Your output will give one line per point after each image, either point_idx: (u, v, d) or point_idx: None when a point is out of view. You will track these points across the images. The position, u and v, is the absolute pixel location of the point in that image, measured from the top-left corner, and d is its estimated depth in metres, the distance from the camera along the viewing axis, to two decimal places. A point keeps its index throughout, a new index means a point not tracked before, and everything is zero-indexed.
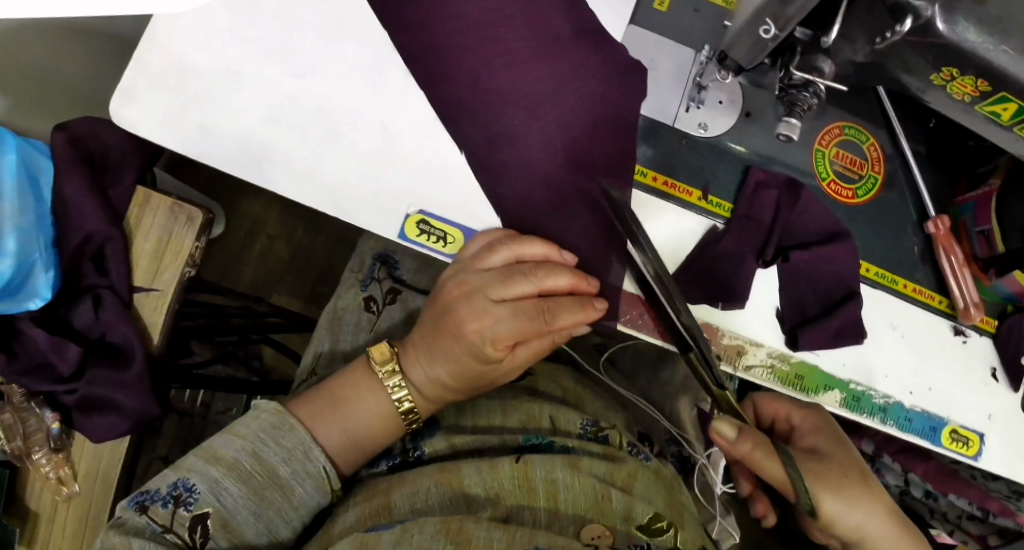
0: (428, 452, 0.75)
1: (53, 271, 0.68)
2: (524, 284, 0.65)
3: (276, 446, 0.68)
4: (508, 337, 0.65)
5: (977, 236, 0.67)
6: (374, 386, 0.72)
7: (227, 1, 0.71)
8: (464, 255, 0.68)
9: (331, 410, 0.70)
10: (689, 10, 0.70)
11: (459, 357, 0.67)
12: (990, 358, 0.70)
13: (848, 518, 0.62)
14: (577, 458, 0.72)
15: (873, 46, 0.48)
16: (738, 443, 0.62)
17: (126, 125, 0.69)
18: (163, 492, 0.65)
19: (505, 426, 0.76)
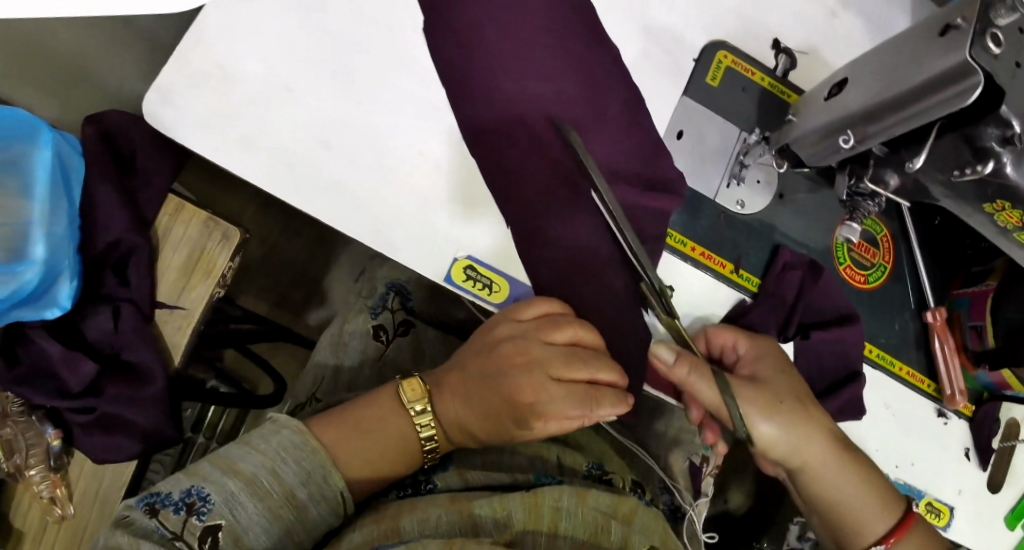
0: (440, 485, 0.74)
1: (77, 280, 0.64)
2: (580, 368, 0.65)
3: (294, 465, 0.65)
4: (557, 416, 0.64)
5: (970, 330, 0.74)
6: (400, 416, 0.70)
7: (281, 12, 0.69)
8: (525, 325, 0.66)
9: (350, 435, 0.68)
10: (736, 89, 0.73)
11: (499, 420, 0.66)
12: (965, 439, 0.76)
13: (781, 441, 0.67)
14: (583, 490, 0.72)
15: (954, 177, 0.51)
16: (675, 369, 0.64)
17: (162, 124, 0.66)
18: (175, 497, 0.62)
19: (515, 465, 0.77)
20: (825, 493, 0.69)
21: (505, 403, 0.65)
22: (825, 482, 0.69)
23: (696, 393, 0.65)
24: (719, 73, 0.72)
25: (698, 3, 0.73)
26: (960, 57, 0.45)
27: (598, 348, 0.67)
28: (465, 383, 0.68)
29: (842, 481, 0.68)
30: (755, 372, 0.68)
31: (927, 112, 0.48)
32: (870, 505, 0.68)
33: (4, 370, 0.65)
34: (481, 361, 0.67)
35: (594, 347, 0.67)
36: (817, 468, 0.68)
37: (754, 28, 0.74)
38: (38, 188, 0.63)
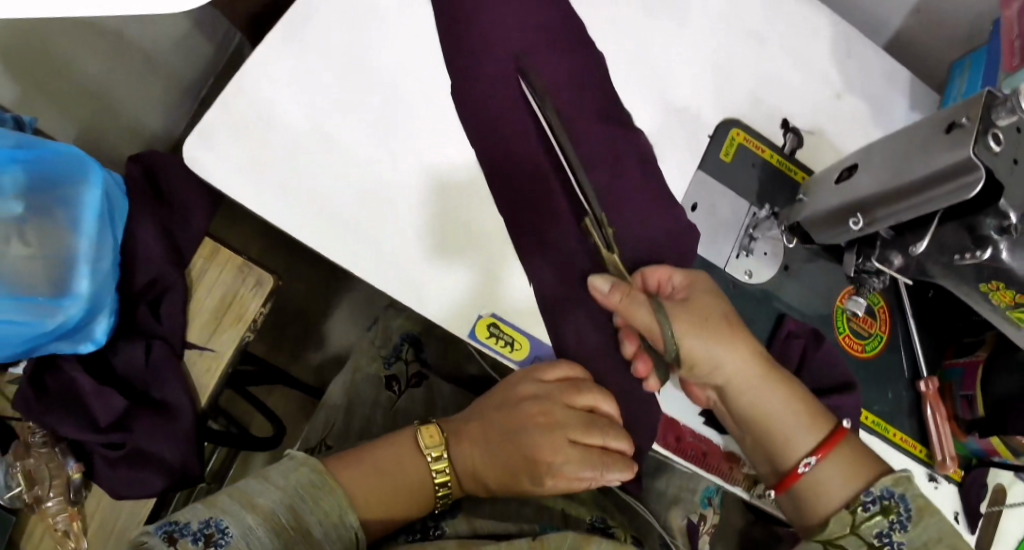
0: (449, 530, 0.76)
1: (114, 317, 0.67)
2: (596, 435, 0.68)
3: (312, 504, 0.65)
4: (569, 477, 0.68)
5: (960, 399, 0.77)
6: (417, 461, 0.71)
7: (326, 71, 0.73)
8: (550, 387, 0.69)
9: (363, 472, 0.69)
10: (749, 166, 0.78)
11: (514, 473, 0.70)
12: (955, 504, 0.80)
13: (708, 354, 0.67)
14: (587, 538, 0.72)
15: (955, 260, 0.56)
16: (608, 296, 0.66)
17: (202, 167, 0.70)
18: (193, 528, 0.61)
19: (522, 515, 0.78)
20: (754, 409, 0.68)
21: (525, 461, 0.69)
22: (740, 389, 0.68)
23: (632, 319, 0.66)
24: (733, 150, 0.77)
25: (712, 82, 0.78)
26: (963, 154, 0.50)
27: (615, 418, 0.70)
28: (487, 438, 0.71)
29: (767, 396, 0.68)
30: (688, 295, 0.68)
31: (935, 200, 0.53)
32: (796, 426, 0.68)
33: (32, 398, 0.66)
34: (502, 417, 0.71)
35: (611, 415, 0.70)
36: (744, 382, 0.68)
37: (763, 107, 0.79)
38: (87, 225, 0.65)
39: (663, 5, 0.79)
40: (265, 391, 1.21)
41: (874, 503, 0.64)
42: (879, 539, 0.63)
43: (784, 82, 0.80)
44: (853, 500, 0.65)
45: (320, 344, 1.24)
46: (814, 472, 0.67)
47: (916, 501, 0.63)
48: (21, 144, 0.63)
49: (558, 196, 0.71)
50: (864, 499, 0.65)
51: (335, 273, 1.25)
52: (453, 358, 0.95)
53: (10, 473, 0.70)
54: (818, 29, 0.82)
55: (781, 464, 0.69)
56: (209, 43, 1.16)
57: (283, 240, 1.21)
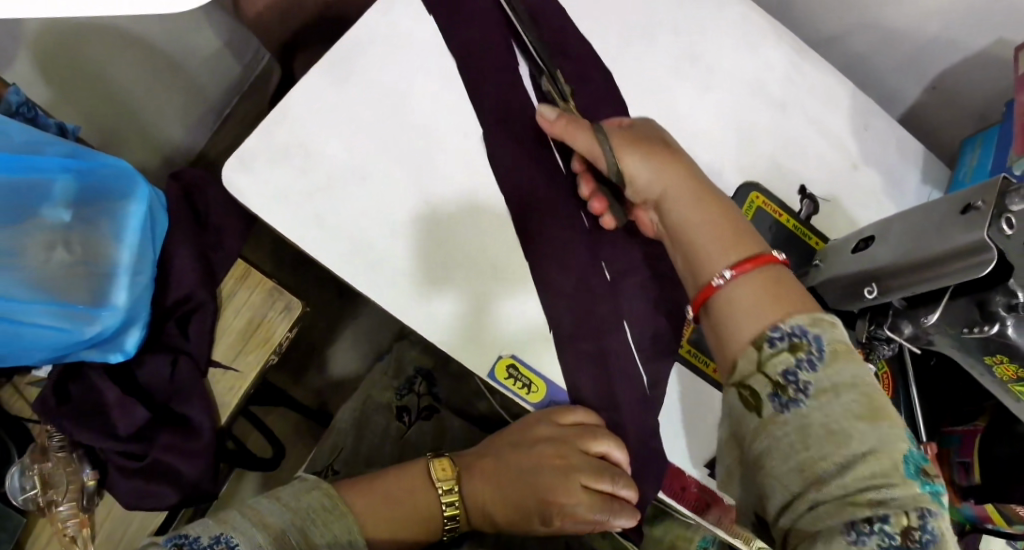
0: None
1: (144, 330, 0.68)
2: (606, 481, 0.71)
3: (328, 528, 0.65)
4: (577, 519, 0.71)
5: (957, 464, 0.80)
6: (428, 491, 0.73)
7: (365, 109, 0.75)
8: (566, 430, 0.72)
9: (377, 499, 0.70)
10: (764, 229, 0.81)
11: (526, 509, 0.73)
12: None
13: (643, 171, 0.70)
14: None
15: (964, 332, 0.59)
16: (555, 123, 0.72)
17: (237, 191, 0.72)
18: (202, 542, 0.59)
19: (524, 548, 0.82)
20: (686, 223, 0.68)
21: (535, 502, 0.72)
22: (672, 202, 0.69)
23: (574, 143, 0.72)
24: (751, 212, 0.80)
25: (733, 146, 0.82)
26: (978, 236, 0.53)
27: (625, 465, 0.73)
28: (498, 477, 0.74)
29: (698, 212, 0.68)
30: (633, 125, 0.72)
31: (946, 278, 0.56)
32: (718, 242, 0.66)
33: (55, 407, 0.67)
34: (517, 456, 0.74)
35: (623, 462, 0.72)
36: (677, 196, 0.69)
37: (780, 172, 0.82)
38: (130, 238, 0.67)
39: (690, 70, 0.83)
40: (264, 408, 1.22)
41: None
42: (783, 376, 0.58)
43: (801, 149, 0.83)
44: (761, 335, 0.60)
45: (323, 366, 1.25)
46: (730, 287, 0.64)
47: (832, 344, 0.58)
48: (74, 154, 0.66)
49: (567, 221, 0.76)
50: (771, 334, 0.60)
51: (343, 297, 1.27)
52: (463, 396, 0.96)
53: (25, 475, 0.70)
54: (836, 103, 0.86)
55: (702, 278, 0.66)
56: (238, 66, 1.19)
57: (293, 259, 1.23)
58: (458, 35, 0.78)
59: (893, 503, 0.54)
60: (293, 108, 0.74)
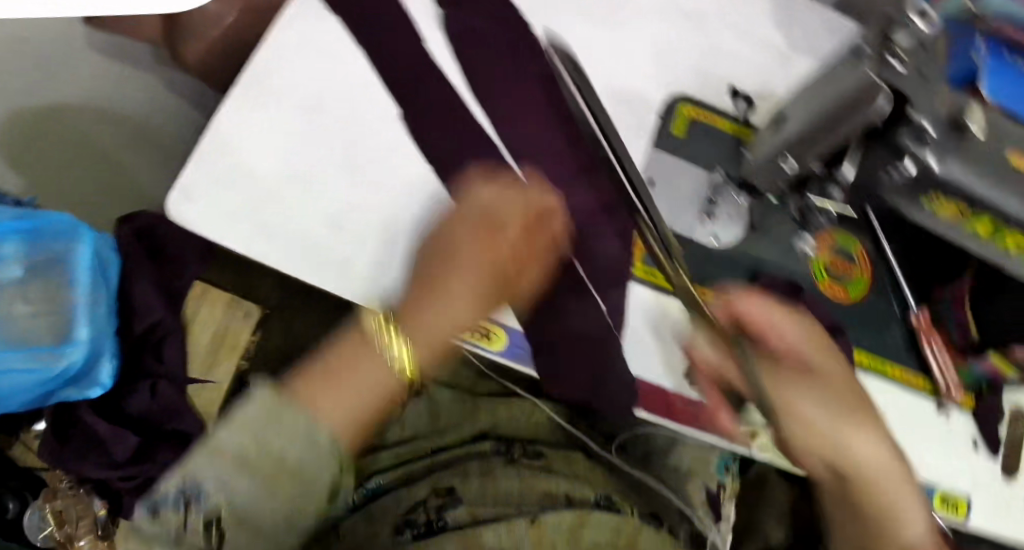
0: (452, 520, 0.76)
1: (116, 361, 0.73)
2: (502, 236, 0.64)
3: (287, 430, 0.56)
4: (474, 290, 0.63)
5: (954, 324, 0.78)
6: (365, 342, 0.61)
7: (288, 117, 0.78)
8: (505, 220, 0.64)
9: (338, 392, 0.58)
10: (701, 136, 0.79)
11: (439, 310, 0.62)
12: (972, 432, 0.80)
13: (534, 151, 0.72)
14: (583, 515, 0.76)
15: (893, 167, 0.62)
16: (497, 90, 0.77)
17: (186, 221, 0.75)
18: (171, 496, 0.56)
19: (527, 503, 0.78)
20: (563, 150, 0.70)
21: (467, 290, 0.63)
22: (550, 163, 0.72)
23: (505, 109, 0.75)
24: (684, 123, 0.79)
25: (653, 65, 0.82)
26: (868, 78, 0.55)
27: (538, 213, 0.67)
28: (423, 261, 0.70)
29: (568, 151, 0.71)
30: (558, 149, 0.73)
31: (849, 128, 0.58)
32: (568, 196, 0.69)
33: (57, 447, 0.72)
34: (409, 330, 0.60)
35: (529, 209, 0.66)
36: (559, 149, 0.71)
37: (706, 80, 0.82)
38: (83, 280, 0.71)
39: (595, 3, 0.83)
40: None
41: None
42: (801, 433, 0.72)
43: (724, 53, 0.83)
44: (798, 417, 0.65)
45: None
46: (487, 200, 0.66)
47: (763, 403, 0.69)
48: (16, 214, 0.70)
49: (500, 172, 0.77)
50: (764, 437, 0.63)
51: None
52: (455, 368, 0.95)
53: (42, 516, 0.73)
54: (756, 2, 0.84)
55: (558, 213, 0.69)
56: None
57: None
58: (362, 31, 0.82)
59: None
60: (220, 129, 0.77)
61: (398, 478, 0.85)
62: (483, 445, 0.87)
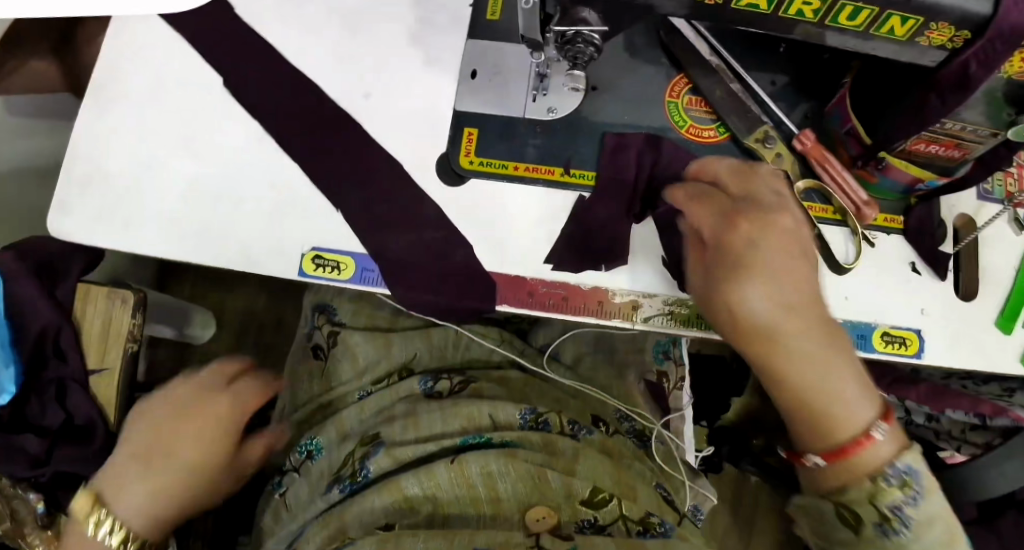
0: (374, 470, 0.66)
1: (15, 365, 0.74)
2: None
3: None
4: None
5: (846, 137, 0.69)
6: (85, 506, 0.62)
7: (128, 108, 0.75)
8: None
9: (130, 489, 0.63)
10: (515, 13, 0.75)
11: None
12: (908, 255, 0.72)
13: None
14: (512, 452, 0.64)
15: None
16: None
17: (64, 235, 0.72)
18: None
19: (445, 432, 0.68)
20: None
21: (211, 425, 0.68)
22: None
23: None
24: (498, 8, 0.76)
25: None
26: None
27: None
28: None
29: None
30: None
31: None
32: None
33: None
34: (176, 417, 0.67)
35: None
36: None
37: None
38: None
39: None
40: None
41: (897, 476, 0.56)
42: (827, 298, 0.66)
43: None
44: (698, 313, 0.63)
45: None
46: None
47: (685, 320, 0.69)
48: None
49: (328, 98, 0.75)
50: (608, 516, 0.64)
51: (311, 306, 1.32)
52: (366, 310, 0.84)
53: None
54: None
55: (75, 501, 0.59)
56: None
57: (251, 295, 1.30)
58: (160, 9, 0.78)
59: (899, 540, 0.55)
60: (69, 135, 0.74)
61: (335, 434, 0.73)
62: (411, 382, 0.76)
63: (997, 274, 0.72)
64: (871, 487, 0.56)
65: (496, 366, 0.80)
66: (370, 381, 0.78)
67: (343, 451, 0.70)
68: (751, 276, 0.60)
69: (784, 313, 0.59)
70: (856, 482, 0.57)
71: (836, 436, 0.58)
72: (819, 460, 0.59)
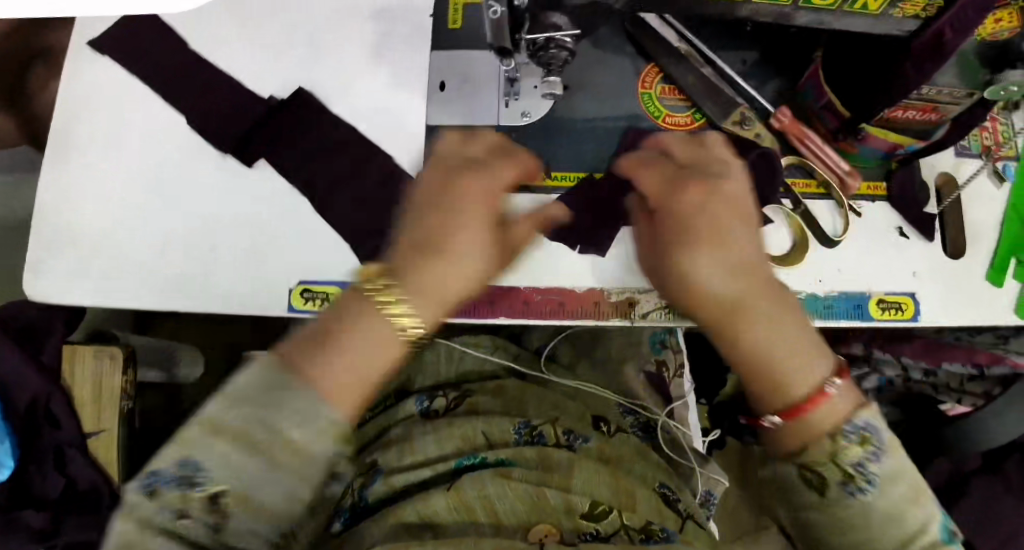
0: (371, 498, 0.65)
1: (9, 438, 0.72)
2: None
3: (285, 415, 0.46)
4: None
5: (823, 111, 0.69)
6: (364, 311, 0.50)
7: (96, 157, 0.73)
8: None
9: (337, 352, 0.49)
10: (477, 20, 0.74)
11: None
12: (893, 220, 0.72)
13: None
14: (505, 470, 0.63)
15: None
16: None
17: (44, 296, 0.69)
18: (171, 472, 0.46)
19: (438, 456, 0.67)
20: None
21: (486, 199, 0.54)
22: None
23: None
24: (459, 15, 0.75)
25: None
26: None
27: None
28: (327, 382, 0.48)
29: None
30: None
31: None
32: None
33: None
34: (427, 199, 0.54)
35: None
36: None
37: None
38: None
39: None
40: None
41: (855, 433, 0.51)
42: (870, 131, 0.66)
43: None
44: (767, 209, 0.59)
45: None
46: None
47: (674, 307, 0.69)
48: None
49: (295, 124, 0.73)
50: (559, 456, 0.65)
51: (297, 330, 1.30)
52: None
53: None
54: None
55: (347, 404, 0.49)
56: None
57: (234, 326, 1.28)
58: (108, 51, 0.75)
59: (865, 499, 0.50)
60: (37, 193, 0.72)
61: None
62: (406, 404, 0.75)
63: (984, 229, 0.73)
64: (833, 444, 0.51)
65: (491, 376, 0.79)
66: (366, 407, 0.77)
67: (344, 481, 0.69)
68: (678, 247, 0.55)
69: (723, 280, 0.54)
70: (816, 442, 0.51)
71: (791, 393, 0.53)
72: (774, 419, 0.53)
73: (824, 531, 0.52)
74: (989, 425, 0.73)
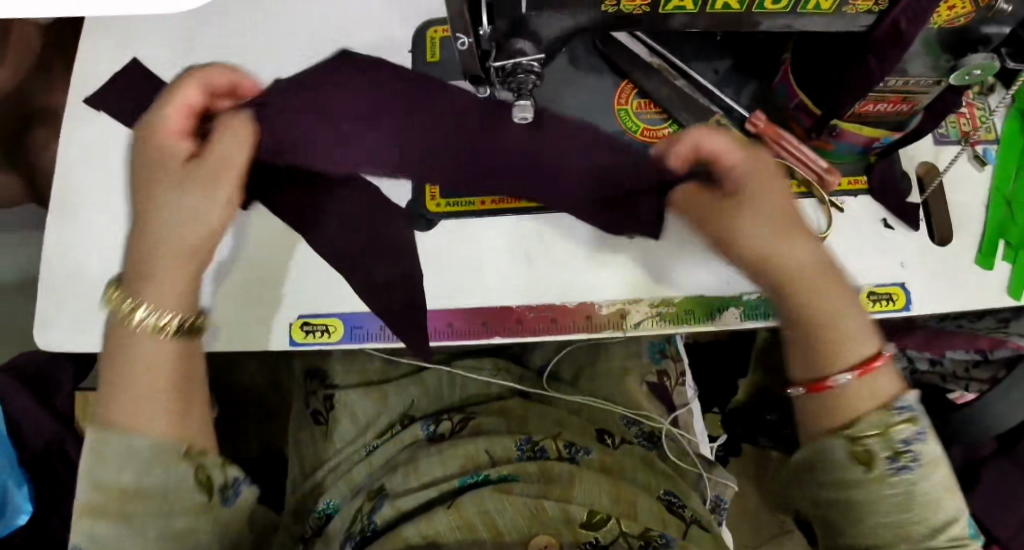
0: (379, 522, 0.66)
1: (26, 485, 0.80)
2: None
3: (108, 462, 0.55)
4: None
5: (796, 112, 0.70)
6: (124, 328, 0.59)
7: (98, 209, 0.75)
8: None
9: (131, 381, 0.57)
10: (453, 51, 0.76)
11: None
12: (878, 212, 0.73)
13: None
14: (505, 486, 0.64)
15: None
16: None
17: (56, 346, 0.72)
18: None
19: (443, 476, 0.68)
20: None
21: (154, 159, 0.62)
22: None
23: None
24: (436, 48, 0.77)
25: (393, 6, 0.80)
26: None
27: None
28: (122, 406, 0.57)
29: None
30: None
31: None
32: None
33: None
34: (146, 173, 0.62)
35: None
36: None
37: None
38: None
39: None
40: None
41: (904, 411, 0.55)
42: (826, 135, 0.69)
43: None
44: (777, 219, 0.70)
45: None
46: None
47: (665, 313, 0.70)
48: None
49: None
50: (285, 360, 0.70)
51: None
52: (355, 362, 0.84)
53: None
54: None
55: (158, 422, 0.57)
56: None
57: None
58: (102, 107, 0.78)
59: (911, 476, 0.54)
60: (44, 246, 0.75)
61: (347, 490, 0.74)
62: (412, 430, 0.76)
63: (971, 213, 0.73)
64: (885, 417, 0.55)
65: (495, 398, 0.81)
66: (373, 437, 0.78)
67: (351, 507, 0.70)
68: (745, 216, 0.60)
69: (787, 244, 0.60)
70: (864, 414, 0.56)
71: (836, 363, 0.58)
72: (802, 387, 0.59)
73: (868, 508, 0.55)
74: (995, 409, 0.73)
